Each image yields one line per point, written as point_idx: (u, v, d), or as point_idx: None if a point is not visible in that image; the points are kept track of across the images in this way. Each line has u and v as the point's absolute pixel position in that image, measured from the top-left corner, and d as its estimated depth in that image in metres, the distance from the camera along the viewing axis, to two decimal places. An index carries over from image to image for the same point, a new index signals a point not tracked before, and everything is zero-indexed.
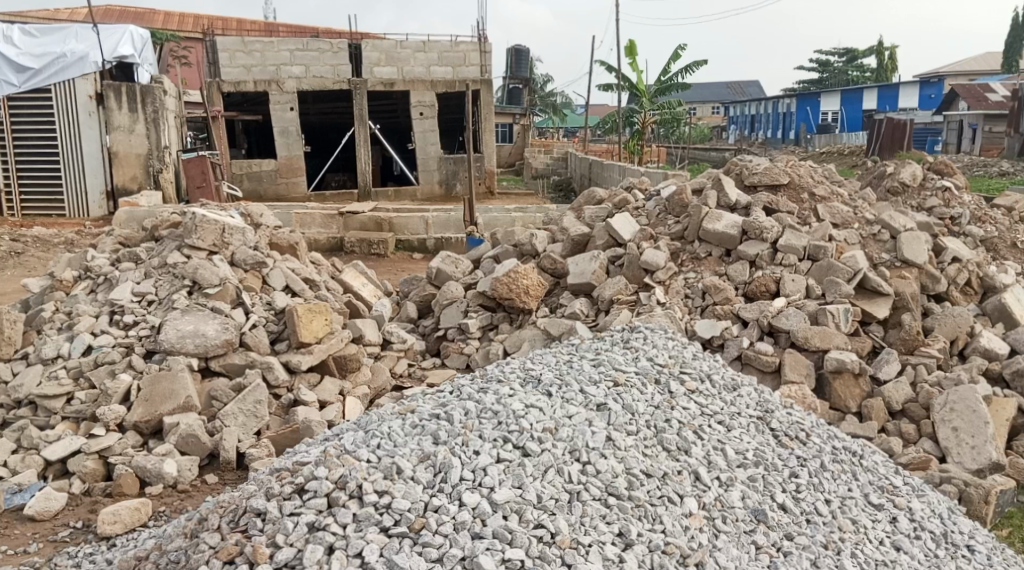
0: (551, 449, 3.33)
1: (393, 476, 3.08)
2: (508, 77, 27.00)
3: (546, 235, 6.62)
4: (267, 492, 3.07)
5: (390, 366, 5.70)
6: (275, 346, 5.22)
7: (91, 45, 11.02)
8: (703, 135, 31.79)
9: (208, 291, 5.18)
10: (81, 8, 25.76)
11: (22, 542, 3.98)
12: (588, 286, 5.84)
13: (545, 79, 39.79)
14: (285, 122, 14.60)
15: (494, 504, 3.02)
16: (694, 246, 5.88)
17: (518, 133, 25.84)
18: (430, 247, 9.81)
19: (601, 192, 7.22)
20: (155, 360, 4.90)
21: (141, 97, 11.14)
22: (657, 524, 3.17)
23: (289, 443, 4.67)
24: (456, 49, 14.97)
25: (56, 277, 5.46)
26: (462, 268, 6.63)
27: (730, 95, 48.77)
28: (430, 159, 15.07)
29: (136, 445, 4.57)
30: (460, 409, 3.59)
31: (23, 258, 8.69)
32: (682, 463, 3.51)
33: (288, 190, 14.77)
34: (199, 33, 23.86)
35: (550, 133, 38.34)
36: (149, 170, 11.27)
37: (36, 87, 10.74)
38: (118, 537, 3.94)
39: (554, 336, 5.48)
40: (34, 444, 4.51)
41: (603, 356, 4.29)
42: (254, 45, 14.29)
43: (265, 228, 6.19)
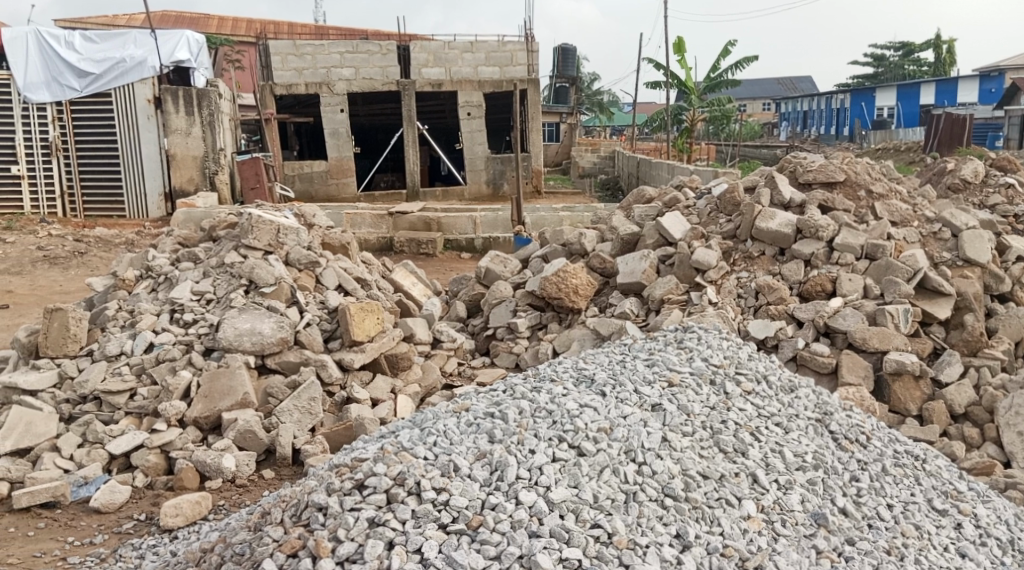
0: (607, 449, 3.33)
1: (451, 474, 3.11)
2: (555, 76, 26.96)
3: (595, 233, 6.61)
4: (328, 488, 3.11)
5: (441, 365, 5.75)
6: (329, 344, 5.31)
7: (149, 50, 11.38)
8: (753, 133, 31.31)
9: (265, 290, 5.28)
10: (137, 13, 26.40)
11: (88, 534, 4.10)
12: (637, 286, 5.82)
13: (592, 78, 39.72)
14: (336, 123, 14.78)
15: (550, 504, 3.04)
16: (747, 244, 5.81)
17: (566, 132, 25.81)
18: (478, 247, 9.86)
19: (651, 191, 7.19)
20: (214, 358, 5.01)
21: (197, 99, 11.36)
22: (715, 527, 3.16)
23: (343, 440, 4.73)
24: (503, 49, 15.10)
25: (119, 276, 5.60)
26: (510, 268, 6.68)
27: (782, 91, 48.09)
28: (478, 159, 15.11)
29: (196, 440, 4.68)
30: (515, 407, 3.61)
31: (86, 257, 8.95)
32: (740, 465, 3.49)
33: (338, 190, 14.95)
34: (252, 37, 24.36)
35: (597, 131, 38.28)
36: (205, 171, 11.51)
37: (96, 91, 11.10)
38: (181, 530, 4.05)
39: (604, 336, 5.48)
40: (99, 438, 4.63)
41: (657, 356, 4.27)
42: (306, 48, 14.54)
43: (318, 228, 6.28)
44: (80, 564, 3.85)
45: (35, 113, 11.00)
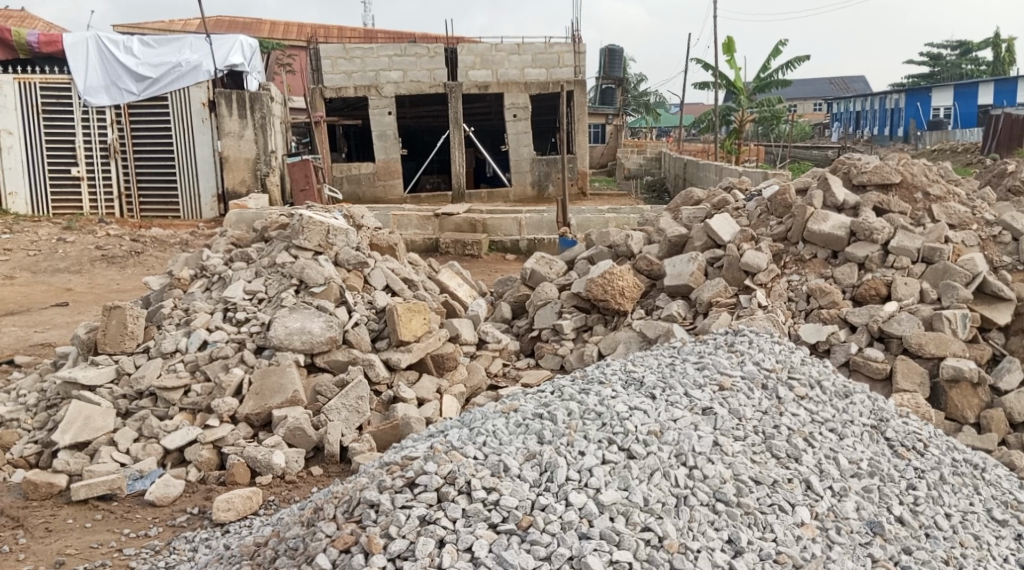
0: (657, 452, 3.31)
1: (501, 474, 3.13)
2: (602, 77, 26.86)
3: (642, 235, 6.58)
4: (380, 485, 3.14)
5: (486, 366, 5.79)
6: (376, 344, 5.38)
7: (204, 55, 11.55)
8: (804, 133, 30.84)
9: (315, 289, 5.35)
10: (191, 18, 26.94)
11: (143, 526, 4.20)
12: (685, 288, 5.78)
13: (638, 78, 39.53)
14: (383, 125, 14.92)
15: (600, 506, 3.03)
16: (798, 247, 5.73)
17: (612, 134, 25.71)
18: (523, 248, 9.88)
19: (699, 192, 7.14)
20: (265, 355, 5.08)
21: (250, 102, 11.51)
22: (768, 533, 3.13)
23: (391, 439, 4.79)
24: (550, 50, 15.08)
25: (175, 275, 5.73)
26: (556, 269, 6.68)
27: (833, 91, 47.34)
28: (524, 161, 15.13)
29: (248, 436, 4.75)
30: (564, 408, 3.61)
31: (142, 257, 9.15)
32: (793, 471, 3.45)
33: (385, 191, 15.09)
34: (303, 41, 24.75)
35: (644, 132, 38.06)
36: (257, 173, 11.69)
37: (152, 95, 11.27)
38: (232, 524, 4.12)
39: (651, 338, 5.45)
40: (154, 433, 4.72)
41: (708, 359, 4.23)
42: (355, 52, 14.74)
43: (366, 229, 6.35)
44: (136, 555, 3.94)
45: (93, 117, 11.30)
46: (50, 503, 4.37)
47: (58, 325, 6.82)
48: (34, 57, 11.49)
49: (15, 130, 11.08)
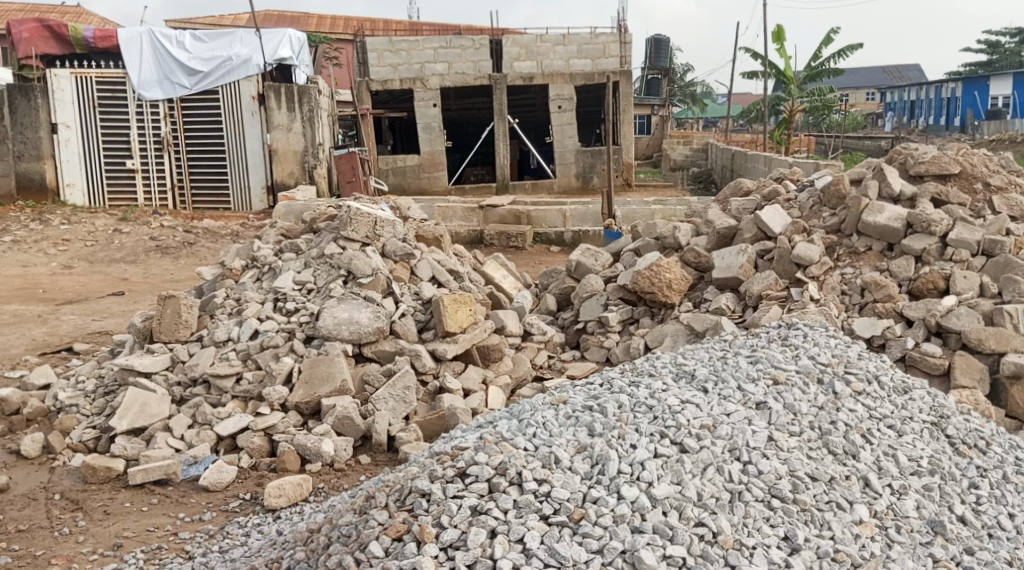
0: (710, 446, 3.27)
1: (552, 466, 3.12)
2: (648, 68, 26.65)
3: (690, 227, 6.50)
4: (431, 474, 3.15)
5: (531, 357, 5.79)
6: (422, 334, 5.40)
7: (254, 49, 11.68)
8: (856, 123, 30.24)
9: (362, 280, 5.39)
10: (241, 14, 27.32)
11: (198, 510, 4.27)
12: (734, 281, 5.70)
13: (685, 68, 39.14)
14: (429, 117, 14.98)
15: (653, 499, 3.00)
16: (852, 239, 5.62)
17: (657, 125, 25.54)
18: (568, 240, 9.83)
19: (748, 183, 7.03)
20: (314, 345, 5.13)
21: (298, 95, 11.67)
22: (826, 530, 3.07)
23: (437, 429, 4.82)
24: (596, 41, 14.94)
25: (227, 266, 5.82)
26: (602, 261, 6.65)
27: (888, 79, 46.31)
28: (569, 152, 15.09)
29: (298, 424, 4.81)
30: (614, 401, 3.59)
31: (195, 248, 9.31)
32: (851, 468, 3.39)
33: (430, 183, 15.15)
34: (350, 34, 25.04)
35: (690, 123, 37.71)
36: (304, 166, 11.80)
37: (204, 88, 11.49)
38: (283, 510, 4.19)
39: (699, 332, 5.41)
40: (207, 420, 4.78)
41: (761, 353, 4.16)
42: (400, 45, 14.76)
43: (412, 221, 6.38)
44: (191, 539, 4.01)
45: (147, 110, 11.53)
46: (108, 486, 4.46)
47: (115, 313, 6.96)
48: (90, 52, 11.74)
49: (72, 124, 11.34)
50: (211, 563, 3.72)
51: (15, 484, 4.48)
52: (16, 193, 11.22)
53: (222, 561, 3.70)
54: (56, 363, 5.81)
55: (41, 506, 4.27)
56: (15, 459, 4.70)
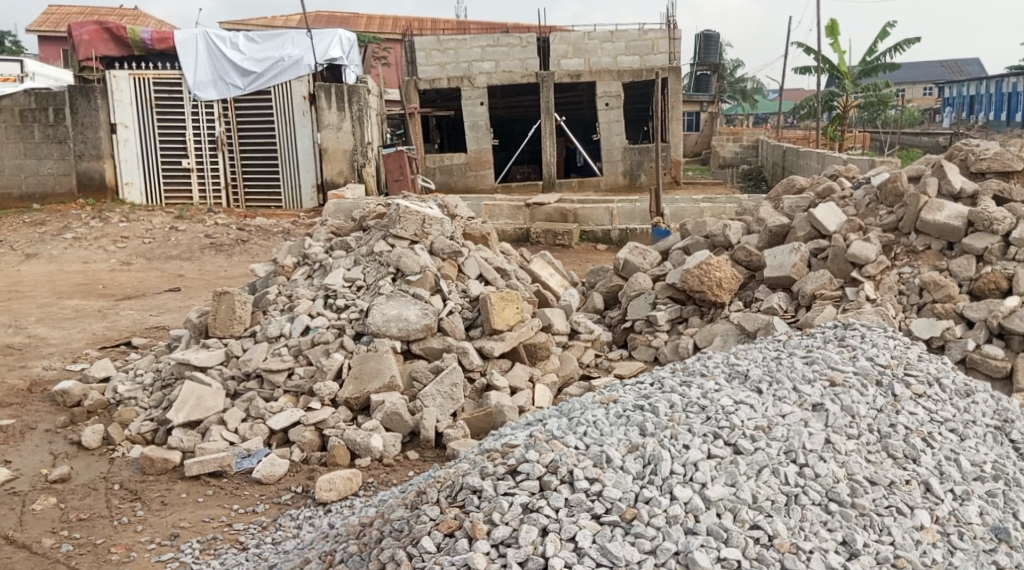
0: (765, 448, 3.23)
1: (604, 465, 3.09)
2: (697, 64, 26.45)
3: (740, 225, 6.42)
4: (482, 471, 3.16)
5: (578, 356, 5.77)
6: (470, 332, 5.42)
7: (306, 49, 11.78)
8: (913, 120, 29.63)
9: (411, 278, 5.41)
10: (293, 15, 27.75)
11: (251, 502, 4.34)
12: (787, 280, 5.61)
13: (735, 64, 38.74)
14: (475, 116, 15.02)
15: (707, 501, 2.97)
16: (910, 238, 5.50)
17: (707, 122, 25.32)
18: (615, 238, 9.78)
19: (801, 180, 6.92)
20: (364, 342, 5.16)
21: (348, 95, 11.79)
22: (885, 536, 3.01)
23: (485, 426, 4.83)
24: (644, 37, 14.88)
25: (279, 263, 5.90)
26: (650, 260, 6.60)
27: (945, 74, 45.26)
28: (615, 150, 14.99)
29: (347, 419, 4.85)
30: (666, 401, 3.55)
31: (248, 245, 9.45)
32: (911, 473, 3.32)
33: (477, 182, 15.18)
34: (398, 34, 25.32)
35: (740, 119, 37.28)
36: (354, 164, 11.94)
37: (257, 89, 11.68)
38: (334, 504, 4.23)
39: (750, 332, 5.34)
40: (260, 414, 4.84)
41: (817, 354, 4.09)
42: (448, 44, 14.92)
43: (459, 219, 6.40)
44: (244, 531, 4.07)
45: (202, 110, 11.73)
46: (165, 477, 4.54)
47: (172, 309, 7.11)
48: (149, 53, 11.98)
49: (131, 124, 11.61)
50: (265, 554, 3.78)
51: (76, 474, 4.57)
52: (77, 192, 11.53)
53: (276, 553, 3.75)
54: (116, 356, 5.95)
55: (101, 496, 4.36)
56: (76, 449, 4.79)
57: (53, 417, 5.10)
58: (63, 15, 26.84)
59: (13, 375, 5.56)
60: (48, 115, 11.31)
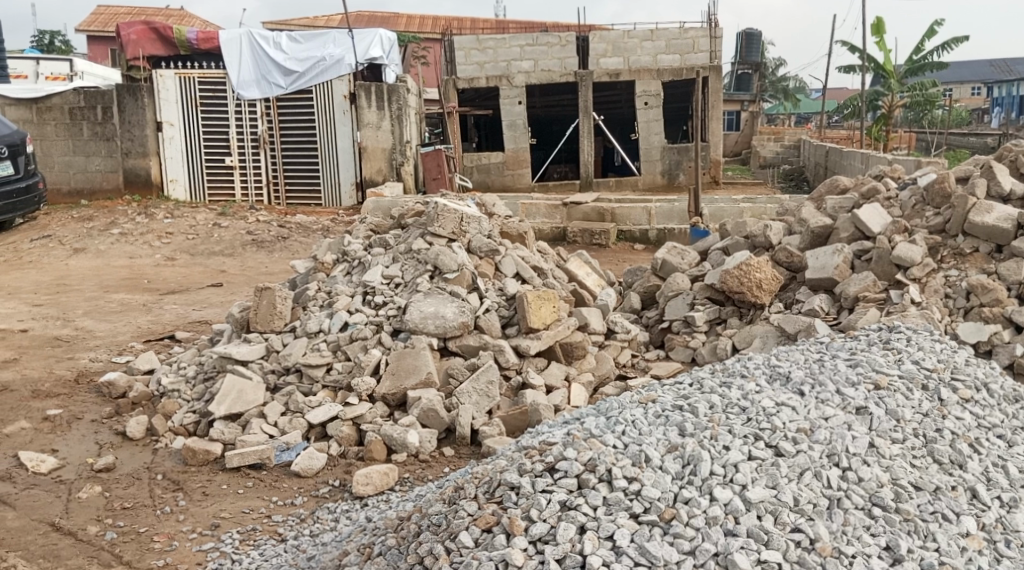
0: (807, 451, 3.18)
1: (642, 464, 3.07)
2: (738, 62, 26.23)
3: (782, 226, 6.34)
4: (520, 468, 3.16)
5: (614, 356, 5.74)
6: (506, 330, 5.42)
7: (346, 49, 11.90)
8: (961, 119, 29.10)
9: (448, 275, 5.43)
10: (334, 14, 28.03)
11: (290, 495, 4.38)
12: (829, 282, 5.54)
13: (777, 63, 38.36)
14: (514, 115, 15.02)
15: (747, 502, 2.94)
16: (957, 240, 5.41)
17: (748, 122, 25.11)
18: (653, 238, 9.73)
19: (844, 180, 6.82)
20: (401, 338, 5.19)
21: (388, 94, 11.78)
22: (930, 542, 2.96)
23: (520, 424, 4.84)
24: (685, 36, 14.80)
25: (319, 259, 5.95)
26: (688, 260, 6.55)
27: (993, 74, 44.38)
28: (654, 150, 14.90)
29: (384, 415, 4.88)
30: (705, 401, 3.52)
31: (289, 242, 9.55)
32: (957, 478, 3.26)
33: (514, 181, 15.19)
34: (438, 34, 25.50)
35: (782, 119, 36.86)
36: (392, 162, 11.92)
37: (299, 88, 11.77)
38: (371, 498, 4.26)
39: (790, 334, 5.27)
40: (299, 408, 4.88)
41: (861, 356, 4.03)
42: (487, 43, 15.04)
43: (497, 218, 6.40)
44: (283, 522, 4.12)
45: (245, 109, 11.88)
46: (207, 468, 4.60)
47: (214, 304, 7.21)
48: (194, 53, 12.18)
49: (177, 122, 11.79)
50: (303, 546, 3.82)
51: (120, 464, 4.65)
52: (124, 188, 11.76)
53: (314, 545, 3.79)
54: (160, 349, 6.05)
55: (145, 486, 4.43)
56: (120, 440, 4.88)
57: (98, 408, 5.19)
58: (112, 15, 27.40)
59: (60, 367, 5.67)
60: (96, 113, 11.51)
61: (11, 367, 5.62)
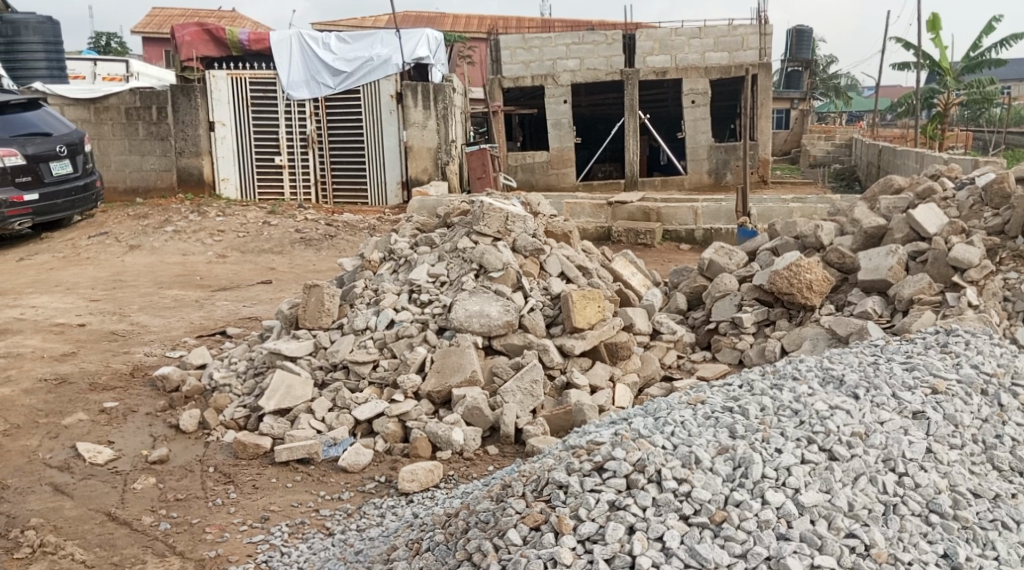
0: (862, 455, 3.13)
1: (693, 465, 3.04)
2: (788, 60, 25.87)
3: (833, 226, 6.23)
4: (568, 467, 3.15)
5: (660, 357, 5.70)
6: (551, 329, 5.42)
7: (394, 49, 12.00)
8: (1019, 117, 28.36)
9: (493, 274, 5.43)
10: (382, 15, 28.30)
11: (337, 489, 4.43)
12: (882, 283, 5.43)
13: (828, 61, 37.77)
14: (559, 114, 15.01)
15: (800, 507, 2.89)
16: (1017, 242, 5.33)
17: (797, 120, 24.77)
18: (699, 238, 9.64)
19: (899, 180, 6.68)
20: (447, 336, 5.21)
21: (434, 94, 11.84)
22: (989, 550, 2.89)
23: (564, 423, 4.81)
24: (734, 33, 14.65)
25: (366, 257, 5.99)
26: (736, 260, 6.48)
27: None
28: (700, 149, 14.76)
29: (429, 412, 4.90)
30: (756, 404, 3.47)
31: (336, 240, 9.66)
32: (1018, 487, 3.18)
33: (559, 180, 15.17)
34: (484, 33, 25.64)
35: (832, 117, 36.27)
36: (438, 162, 11.97)
37: (347, 88, 11.89)
38: (416, 494, 4.28)
39: (842, 336, 5.18)
40: (346, 404, 4.93)
41: (918, 360, 3.94)
42: (533, 42, 15.02)
43: (542, 217, 6.40)
44: (331, 517, 4.16)
45: (294, 108, 12.03)
46: (257, 462, 4.67)
47: (264, 300, 7.32)
48: (246, 54, 12.41)
49: (228, 122, 11.99)
50: (350, 540, 3.85)
51: (174, 456, 4.74)
52: (177, 187, 12.01)
53: (361, 539, 3.82)
54: (212, 345, 6.16)
55: (197, 478, 4.51)
56: (174, 432, 4.97)
57: (153, 401, 5.29)
58: (166, 17, 27.98)
59: (117, 360, 5.80)
60: (151, 113, 11.79)
61: (70, 360, 5.77)
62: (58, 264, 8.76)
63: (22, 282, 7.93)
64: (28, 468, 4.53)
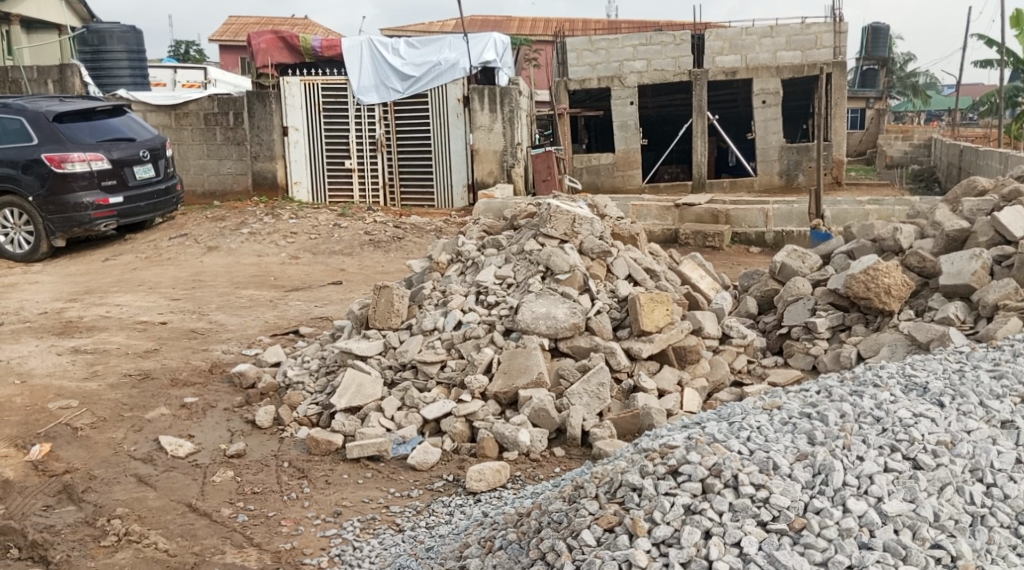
0: (948, 465, 3.02)
1: (770, 471, 2.98)
2: (863, 58, 25.23)
3: (912, 229, 6.04)
4: (641, 469, 3.11)
5: (730, 361, 5.61)
6: (618, 332, 5.38)
7: (462, 53, 12.06)
8: None
9: (560, 276, 5.43)
10: (450, 21, 28.58)
11: (406, 487, 4.47)
12: (965, 289, 5.26)
13: (906, 59, 36.75)
14: (625, 115, 14.93)
15: (883, 516, 2.82)
16: None
17: (873, 120, 24.15)
18: (769, 241, 9.48)
19: (982, 181, 6.46)
20: (513, 338, 5.21)
21: (500, 98, 11.86)
22: None
23: (632, 426, 4.80)
24: (807, 31, 14.44)
25: (434, 259, 6.04)
26: (809, 263, 6.34)
27: None
28: (771, 150, 14.48)
29: (496, 413, 4.91)
30: (836, 410, 3.39)
31: (404, 242, 9.76)
32: None
33: (624, 181, 15.06)
34: (550, 35, 25.67)
35: (910, 117, 35.22)
36: (503, 165, 12.00)
37: (416, 92, 12.01)
38: (484, 494, 4.30)
39: (921, 343, 5.04)
40: (415, 403, 4.97)
41: (1005, 368, 3.79)
42: (600, 43, 15.00)
43: (609, 219, 6.36)
44: (400, 513, 4.21)
45: (365, 112, 12.23)
46: (329, 458, 4.74)
47: (335, 301, 7.44)
48: (318, 60, 12.74)
49: (301, 126, 12.25)
50: (420, 537, 3.89)
51: (250, 450, 4.85)
52: (252, 190, 12.30)
53: (431, 537, 3.85)
54: (286, 344, 6.29)
55: (272, 472, 4.61)
56: (250, 428, 5.09)
57: (230, 398, 5.42)
58: (242, 25, 28.72)
59: (196, 357, 5.97)
60: (228, 119, 12.10)
61: (152, 356, 5.96)
62: (140, 264, 9.05)
63: (107, 282, 8.22)
64: (114, 459, 4.69)
